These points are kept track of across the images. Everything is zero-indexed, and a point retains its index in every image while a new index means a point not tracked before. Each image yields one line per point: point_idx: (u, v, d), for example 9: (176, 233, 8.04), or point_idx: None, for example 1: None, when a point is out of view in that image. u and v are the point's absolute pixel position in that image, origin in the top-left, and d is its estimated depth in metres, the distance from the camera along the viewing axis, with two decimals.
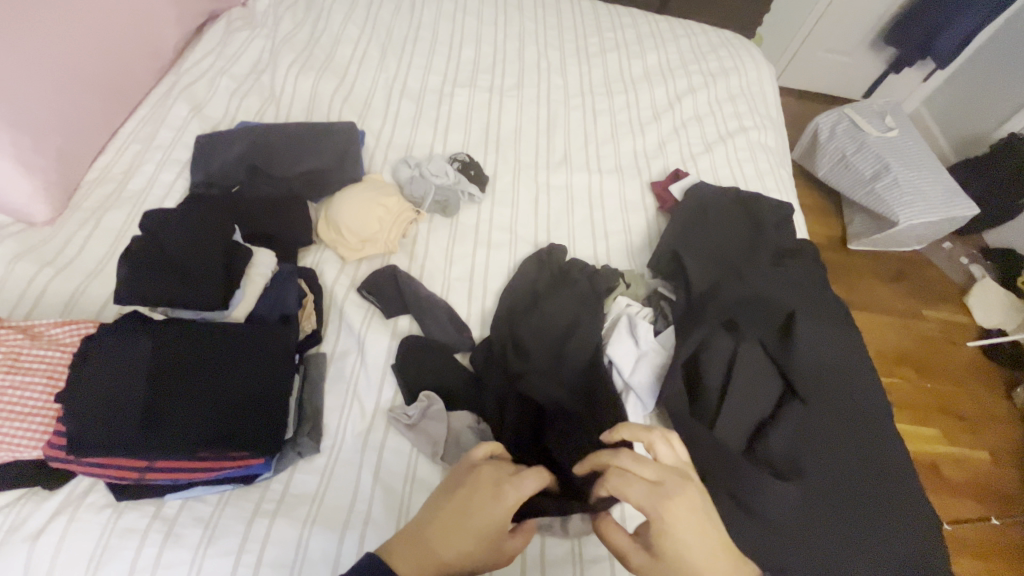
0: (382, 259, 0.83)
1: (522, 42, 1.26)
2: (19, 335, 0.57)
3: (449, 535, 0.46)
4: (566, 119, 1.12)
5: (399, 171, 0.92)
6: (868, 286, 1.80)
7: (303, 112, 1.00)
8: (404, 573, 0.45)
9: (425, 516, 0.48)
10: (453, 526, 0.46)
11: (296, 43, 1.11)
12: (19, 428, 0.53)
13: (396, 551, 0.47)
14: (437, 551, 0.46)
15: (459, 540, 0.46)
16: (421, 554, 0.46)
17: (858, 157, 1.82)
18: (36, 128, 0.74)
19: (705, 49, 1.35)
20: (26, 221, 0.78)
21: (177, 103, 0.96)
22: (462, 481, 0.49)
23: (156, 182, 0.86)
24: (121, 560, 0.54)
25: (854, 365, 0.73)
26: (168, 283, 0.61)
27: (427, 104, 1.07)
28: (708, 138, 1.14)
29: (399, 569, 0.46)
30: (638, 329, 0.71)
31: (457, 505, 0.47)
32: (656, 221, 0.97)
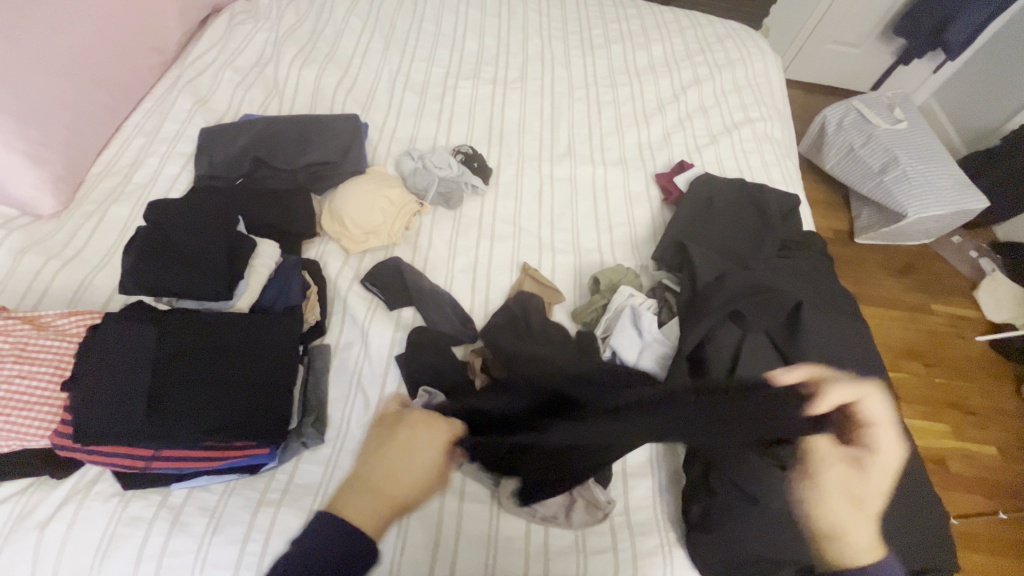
0: (385, 251, 0.83)
1: (526, 34, 1.25)
2: (27, 325, 0.57)
3: (392, 476, 0.58)
4: (570, 111, 1.11)
5: (402, 164, 0.92)
6: (875, 280, 1.79)
7: (306, 105, 1.00)
8: (365, 521, 0.55)
9: (367, 469, 0.59)
10: (395, 469, 0.59)
11: (300, 35, 1.10)
12: (27, 416, 0.53)
13: (352, 507, 0.56)
14: (383, 490, 0.57)
15: (402, 475, 0.58)
16: (378, 497, 0.57)
17: (867, 150, 1.80)
18: (42, 120, 0.75)
19: (711, 40, 1.34)
20: (33, 213, 0.79)
21: (181, 97, 0.96)
22: (388, 436, 0.61)
23: (161, 175, 0.87)
24: (129, 548, 0.55)
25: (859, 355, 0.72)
26: (173, 274, 0.61)
27: (430, 96, 1.07)
28: (714, 130, 1.13)
29: (360, 519, 0.55)
30: (642, 320, 0.71)
31: (393, 453, 0.59)
32: (661, 213, 0.97)
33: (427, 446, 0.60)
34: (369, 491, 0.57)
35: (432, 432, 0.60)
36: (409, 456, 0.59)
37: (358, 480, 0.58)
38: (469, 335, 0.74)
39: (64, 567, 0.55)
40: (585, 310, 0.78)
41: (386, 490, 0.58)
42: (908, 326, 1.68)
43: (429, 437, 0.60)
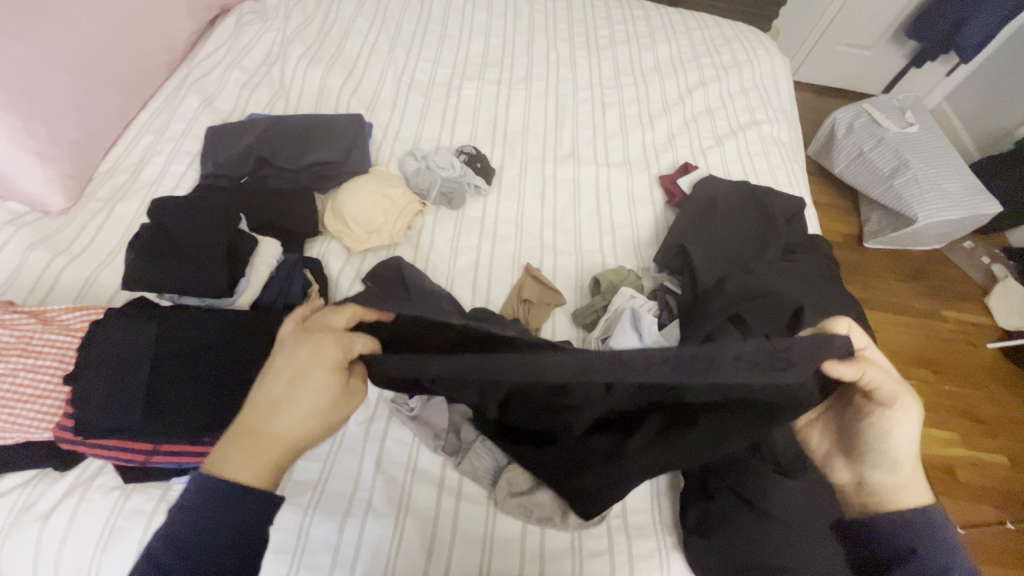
0: (387, 251, 0.83)
1: (532, 35, 1.25)
2: (32, 319, 0.58)
3: (278, 416, 0.46)
4: (575, 112, 1.11)
5: (406, 164, 0.93)
6: (884, 284, 1.77)
7: (312, 105, 1.01)
8: (249, 478, 0.45)
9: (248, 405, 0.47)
10: (280, 404, 0.46)
11: (306, 36, 1.11)
12: (30, 409, 0.54)
13: (230, 458, 0.45)
14: (268, 434, 0.46)
15: (289, 414, 0.46)
16: (260, 444, 0.46)
17: (877, 153, 1.78)
18: (51, 118, 0.76)
19: (718, 41, 1.33)
20: (42, 209, 0.80)
21: (189, 96, 0.97)
22: (277, 355, 0.48)
23: (167, 173, 0.88)
24: (128, 540, 0.56)
25: None
26: (176, 270, 0.62)
27: (435, 96, 1.07)
28: (720, 132, 1.12)
29: (241, 474, 0.45)
30: (642, 323, 0.70)
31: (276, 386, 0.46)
32: (664, 215, 0.96)
33: (318, 367, 0.46)
34: (250, 440, 0.46)
35: (316, 355, 0.46)
36: (292, 390, 0.46)
37: (236, 428, 0.46)
38: None
39: (66, 558, 0.55)
40: (585, 312, 0.78)
41: (275, 433, 0.46)
42: (917, 332, 1.66)
43: (315, 358, 0.46)
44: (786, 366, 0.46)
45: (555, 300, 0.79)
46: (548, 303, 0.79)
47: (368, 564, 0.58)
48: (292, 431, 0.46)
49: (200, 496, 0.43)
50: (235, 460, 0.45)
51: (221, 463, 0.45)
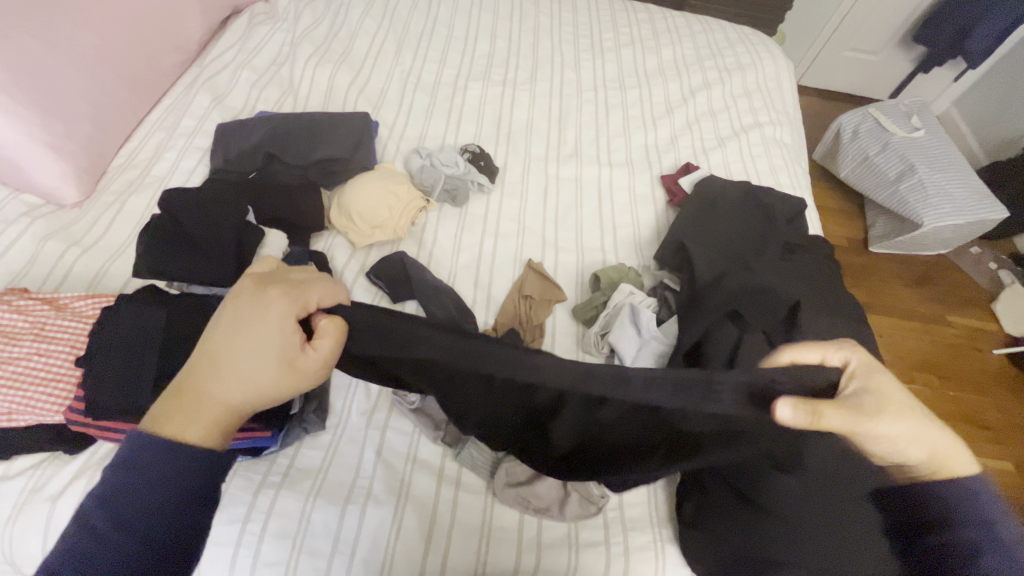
0: (391, 246, 0.84)
1: (537, 37, 1.27)
2: (46, 306, 0.60)
3: (222, 376, 0.43)
4: (578, 113, 1.12)
5: (411, 161, 0.94)
6: (889, 289, 1.76)
7: (320, 103, 1.03)
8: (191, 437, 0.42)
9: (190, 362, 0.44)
10: (226, 363, 0.44)
11: (315, 37, 1.14)
12: (43, 392, 0.56)
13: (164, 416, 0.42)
14: (205, 394, 0.43)
15: (233, 374, 0.44)
16: (199, 402, 0.43)
17: (882, 158, 1.78)
18: (67, 113, 0.78)
19: (722, 45, 1.34)
20: (56, 202, 0.82)
21: (200, 94, 0.99)
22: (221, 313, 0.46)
23: (178, 168, 0.90)
24: None
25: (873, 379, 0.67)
26: (185, 260, 0.64)
27: (440, 96, 1.09)
28: (722, 133, 1.13)
29: (181, 430, 0.42)
30: (641, 318, 0.72)
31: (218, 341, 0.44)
32: (665, 214, 0.97)
33: (263, 324, 0.44)
34: (189, 398, 0.43)
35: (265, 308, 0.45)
36: (238, 348, 0.44)
37: (174, 387, 0.43)
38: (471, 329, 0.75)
39: None
40: (585, 307, 0.79)
41: (215, 396, 0.43)
42: (922, 337, 1.65)
43: (264, 315, 0.45)
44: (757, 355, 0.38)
45: (556, 296, 0.80)
46: (548, 299, 0.80)
47: (368, 551, 0.59)
48: (236, 394, 0.44)
49: (134, 458, 0.40)
50: (171, 422, 0.42)
51: (157, 424, 0.42)
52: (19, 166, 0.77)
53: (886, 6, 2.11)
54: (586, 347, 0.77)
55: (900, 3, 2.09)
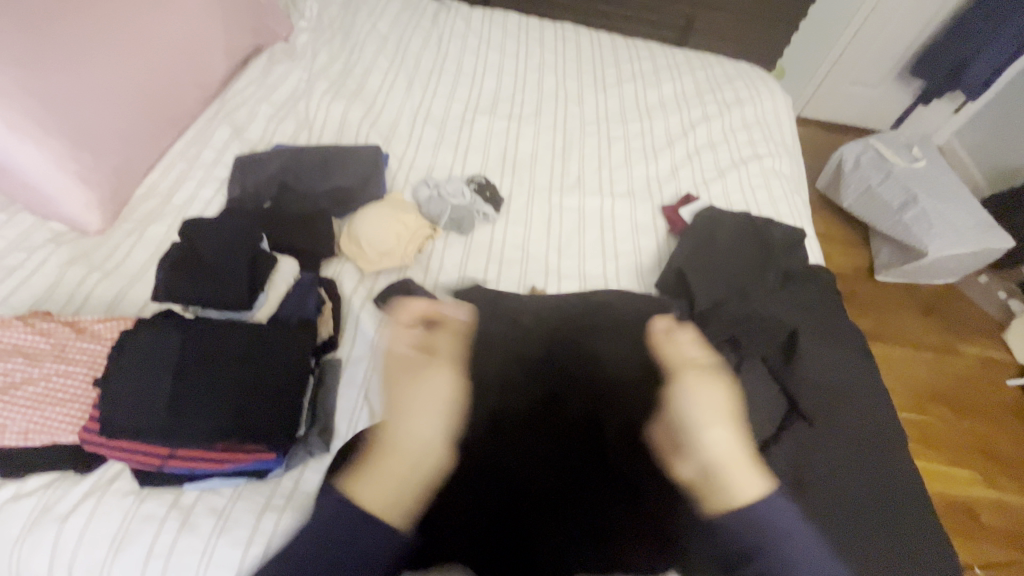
0: (397, 273, 0.87)
1: (542, 73, 1.32)
2: (67, 328, 0.62)
3: (374, 490, 0.58)
4: (581, 145, 1.16)
5: (418, 191, 0.97)
6: (895, 317, 1.77)
7: (333, 136, 1.08)
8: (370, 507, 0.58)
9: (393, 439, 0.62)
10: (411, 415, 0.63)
11: (331, 73, 1.20)
12: (60, 412, 0.58)
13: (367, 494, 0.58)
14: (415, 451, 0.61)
15: (383, 486, 0.58)
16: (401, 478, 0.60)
17: (884, 188, 1.80)
18: (96, 147, 0.83)
19: (721, 80, 1.39)
20: (81, 230, 0.86)
21: (220, 128, 1.04)
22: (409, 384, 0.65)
23: (196, 198, 0.94)
24: (140, 543, 0.59)
25: (863, 470, 0.67)
26: (198, 286, 0.66)
27: (449, 129, 1.14)
28: (722, 165, 1.16)
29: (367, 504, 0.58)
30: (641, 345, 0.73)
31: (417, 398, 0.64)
32: (666, 242, 0.99)
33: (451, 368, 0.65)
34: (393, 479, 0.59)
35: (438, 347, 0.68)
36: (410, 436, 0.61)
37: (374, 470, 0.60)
38: None
39: (80, 559, 0.58)
40: None
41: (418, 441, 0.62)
42: (929, 367, 1.65)
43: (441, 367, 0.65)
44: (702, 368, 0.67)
45: None
46: None
47: None
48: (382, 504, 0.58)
49: None
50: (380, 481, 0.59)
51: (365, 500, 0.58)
52: (48, 196, 0.82)
53: (884, 41, 2.16)
54: None
55: (897, 39, 2.14)
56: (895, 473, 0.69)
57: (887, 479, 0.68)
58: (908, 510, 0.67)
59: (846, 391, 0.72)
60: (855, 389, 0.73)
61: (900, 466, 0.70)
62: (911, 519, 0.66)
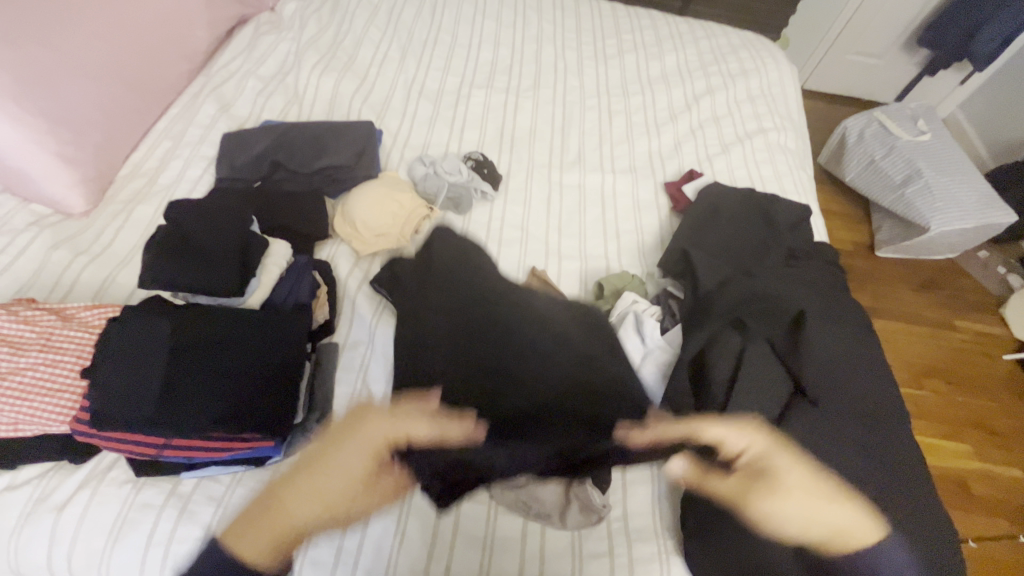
0: (394, 254, 0.85)
1: (540, 44, 1.27)
2: (52, 316, 0.60)
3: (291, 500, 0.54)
4: (581, 119, 1.12)
5: (414, 169, 0.94)
6: (895, 293, 1.76)
7: (324, 111, 1.04)
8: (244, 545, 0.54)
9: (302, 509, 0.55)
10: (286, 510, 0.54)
11: (320, 45, 1.14)
12: (49, 402, 0.56)
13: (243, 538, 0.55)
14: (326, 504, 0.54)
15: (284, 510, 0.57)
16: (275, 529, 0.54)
17: (888, 162, 1.77)
18: (76, 124, 0.80)
19: (726, 50, 1.34)
20: (64, 212, 0.83)
21: (206, 103, 1.00)
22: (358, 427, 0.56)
23: (184, 178, 0.90)
24: (140, 532, 0.58)
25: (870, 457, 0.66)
26: (183, 269, 0.63)
27: (444, 104, 1.09)
28: (726, 139, 1.13)
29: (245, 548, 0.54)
30: (644, 326, 0.72)
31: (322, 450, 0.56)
32: (669, 221, 0.97)
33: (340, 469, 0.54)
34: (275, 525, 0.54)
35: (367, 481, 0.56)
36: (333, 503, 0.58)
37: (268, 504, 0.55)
38: None
39: (79, 548, 0.58)
40: None
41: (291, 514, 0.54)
42: (927, 342, 1.65)
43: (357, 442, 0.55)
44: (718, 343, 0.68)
45: None
46: None
47: (372, 562, 0.60)
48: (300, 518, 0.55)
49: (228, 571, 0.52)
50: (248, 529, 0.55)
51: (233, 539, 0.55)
52: (27, 176, 0.78)
53: (892, 9, 2.09)
54: None
55: (906, 6, 2.07)
56: (896, 452, 0.68)
57: (890, 459, 0.67)
58: (910, 488, 0.67)
59: (849, 370, 0.71)
60: (858, 366, 0.72)
61: (901, 444, 0.69)
62: (913, 497, 0.66)
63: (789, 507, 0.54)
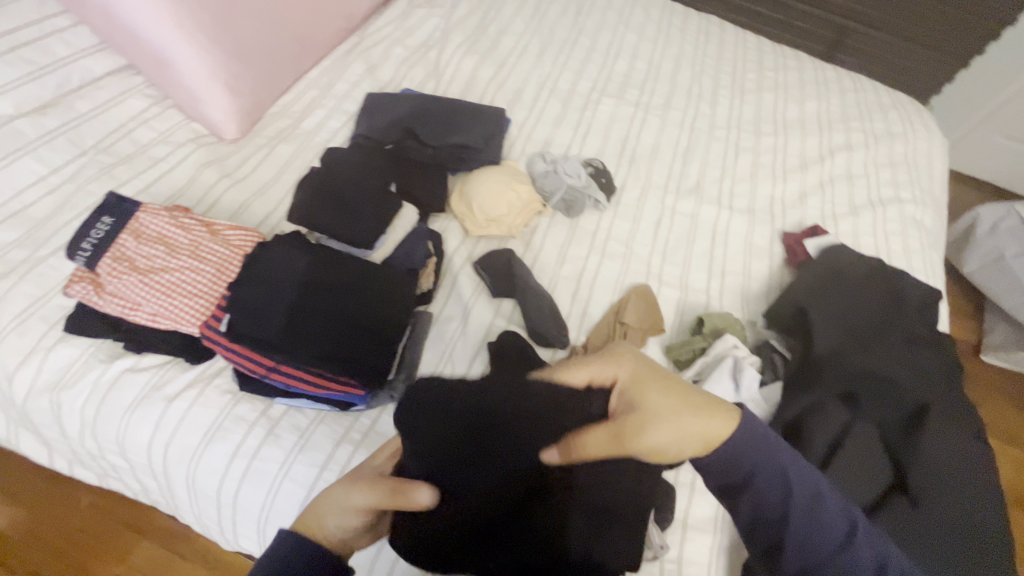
0: (500, 242, 0.86)
1: (678, 65, 1.24)
2: (202, 228, 0.66)
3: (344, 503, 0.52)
4: (706, 149, 1.09)
5: (534, 164, 0.95)
6: (995, 405, 1.59)
7: (459, 90, 1.06)
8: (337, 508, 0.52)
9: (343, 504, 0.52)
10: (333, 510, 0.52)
11: (466, 27, 1.18)
12: (186, 305, 0.61)
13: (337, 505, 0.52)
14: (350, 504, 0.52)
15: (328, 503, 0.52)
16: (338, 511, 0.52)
17: (1021, 262, 1.60)
18: (244, 59, 0.88)
19: (873, 108, 1.26)
20: (218, 135, 0.91)
21: (356, 63, 1.06)
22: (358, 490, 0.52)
23: (325, 127, 0.96)
24: (231, 441, 0.63)
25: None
26: (334, 208, 0.71)
27: (573, 106, 1.10)
28: (857, 201, 1.06)
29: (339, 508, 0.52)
30: (742, 375, 0.69)
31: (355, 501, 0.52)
32: (780, 272, 0.92)
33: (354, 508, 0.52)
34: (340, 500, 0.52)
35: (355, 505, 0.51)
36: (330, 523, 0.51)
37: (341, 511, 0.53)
38: (562, 342, 0.75)
39: (178, 440, 0.64)
40: (681, 347, 0.76)
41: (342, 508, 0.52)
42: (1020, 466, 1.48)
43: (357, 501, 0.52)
44: (817, 415, 0.65)
45: (653, 330, 0.79)
46: (645, 330, 0.78)
47: None
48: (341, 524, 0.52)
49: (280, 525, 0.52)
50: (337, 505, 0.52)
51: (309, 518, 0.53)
52: (196, 98, 0.87)
53: None
54: None
55: None
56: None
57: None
58: None
59: (959, 474, 0.64)
60: (970, 473, 0.65)
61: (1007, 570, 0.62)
62: None
63: (660, 435, 0.47)
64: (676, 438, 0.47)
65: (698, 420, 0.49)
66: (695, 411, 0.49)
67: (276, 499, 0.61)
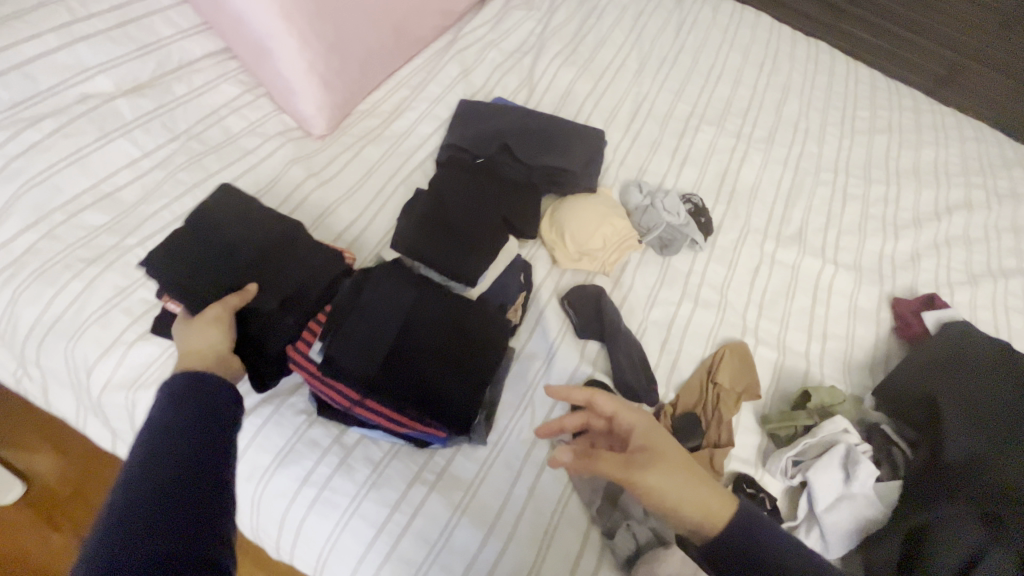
0: (589, 276, 0.80)
1: (785, 94, 1.15)
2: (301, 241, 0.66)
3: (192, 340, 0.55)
4: (810, 192, 1.00)
5: (629, 194, 0.89)
6: None
7: (553, 103, 1.01)
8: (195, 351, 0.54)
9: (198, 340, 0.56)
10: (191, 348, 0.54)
11: (564, 35, 1.12)
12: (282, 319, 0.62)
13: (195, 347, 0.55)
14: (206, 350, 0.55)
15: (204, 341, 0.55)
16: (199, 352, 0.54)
17: None
18: (342, 54, 0.85)
19: (997, 163, 1.14)
20: (306, 129, 0.88)
21: (450, 64, 1.01)
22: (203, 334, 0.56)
23: (415, 132, 0.92)
24: (302, 466, 0.60)
25: None
26: (440, 241, 0.70)
27: (671, 131, 1.03)
28: (975, 269, 0.96)
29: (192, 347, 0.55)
30: (857, 468, 0.63)
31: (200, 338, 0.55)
32: (888, 343, 0.84)
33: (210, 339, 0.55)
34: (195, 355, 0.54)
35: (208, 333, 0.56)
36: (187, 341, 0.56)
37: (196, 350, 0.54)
38: (650, 398, 0.70)
39: (248, 456, 0.61)
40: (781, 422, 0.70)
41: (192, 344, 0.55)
42: None
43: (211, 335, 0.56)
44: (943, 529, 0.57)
45: (749, 394, 0.72)
46: (739, 393, 0.72)
47: None
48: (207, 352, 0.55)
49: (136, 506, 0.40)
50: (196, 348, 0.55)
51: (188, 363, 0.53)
52: (291, 90, 0.84)
53: None
54: (769, 466, 0.67)
55: None
56: None
57: None
58: None
59: None
60: None
61: None
62: None
63: (661, 479, 0.51)
64: (666, 493, 0.51)
65: (692, 494, 0.52)
66: (703, 491, 0.52)
67: (343, 536, 0.58)
